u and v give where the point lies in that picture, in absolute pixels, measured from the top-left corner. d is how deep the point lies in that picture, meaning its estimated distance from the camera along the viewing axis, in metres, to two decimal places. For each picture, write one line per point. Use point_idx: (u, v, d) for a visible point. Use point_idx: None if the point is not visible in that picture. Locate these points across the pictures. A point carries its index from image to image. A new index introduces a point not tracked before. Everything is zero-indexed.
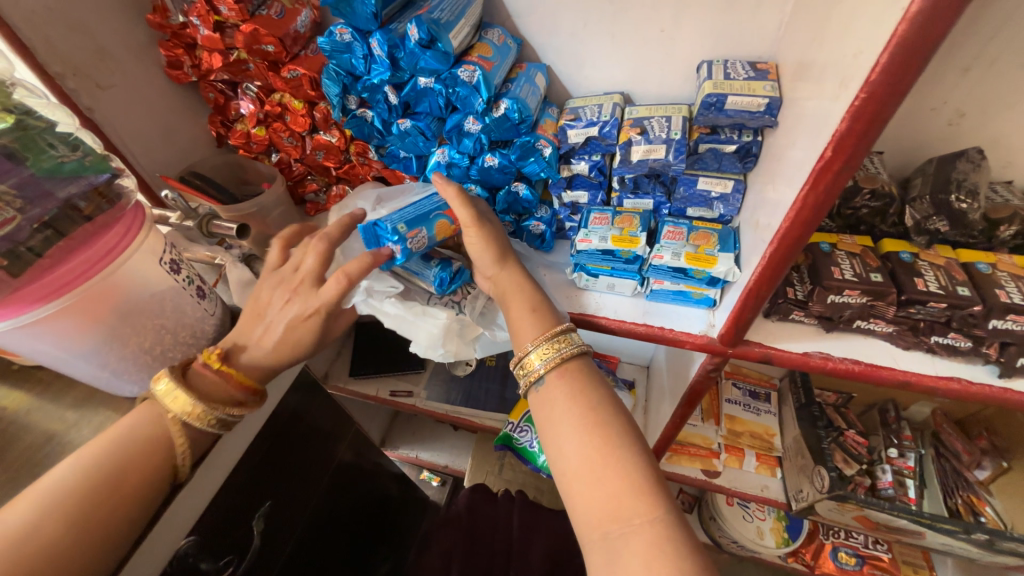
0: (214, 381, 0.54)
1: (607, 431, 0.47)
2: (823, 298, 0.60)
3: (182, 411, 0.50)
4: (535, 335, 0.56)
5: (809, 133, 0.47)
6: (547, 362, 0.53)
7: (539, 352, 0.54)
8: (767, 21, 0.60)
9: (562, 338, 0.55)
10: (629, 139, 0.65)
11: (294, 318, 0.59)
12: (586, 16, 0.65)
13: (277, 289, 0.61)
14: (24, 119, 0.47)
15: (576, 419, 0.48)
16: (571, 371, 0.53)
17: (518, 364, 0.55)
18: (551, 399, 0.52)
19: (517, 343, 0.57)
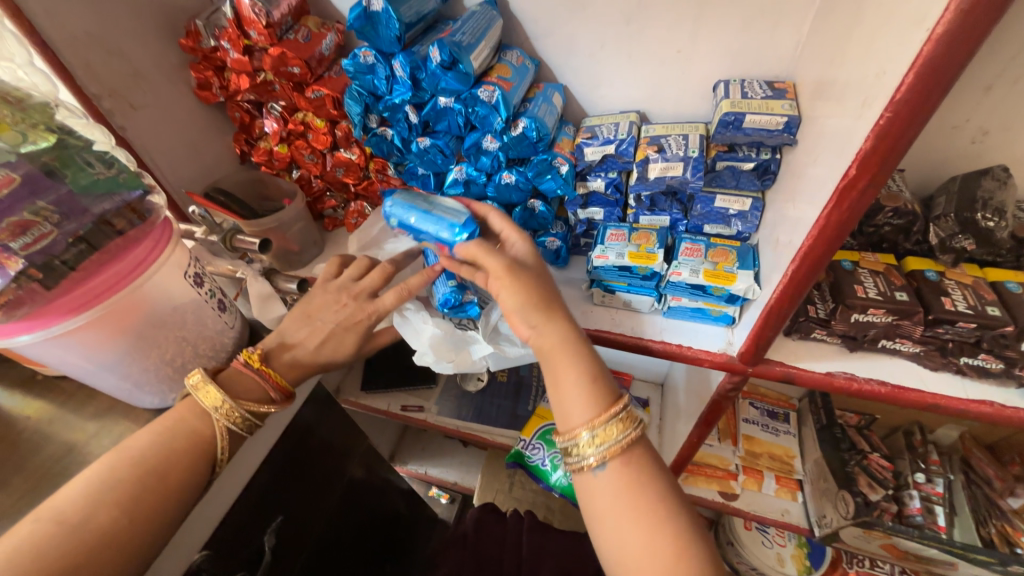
0: (252, 383, 0.61)
1: (672, 534, 0.45)
2: (846, 316, 0.59)
3: (212, 405, 0.55)
4: (590, 412, 0.50)
5: (831, 150, 0.47)
6: (608, 446, 0.49)
7: (598, 437, 0.49)
8: (784, 43, 0.61)
9: (621, 422, 0.49)
10: (646, 157, 0.66)
11: (342, 321, 0.68)
12: (603, 37, 0.66)
13: (324, 296, 0.70)
14: (64, 139, 0.49)
15: (642, 521, 0.46)
16: (628, 459, 0.50)
17: (572, 440, 0.50)
18: (608, 489, 0.48)
19: (566, 418, 0.52)
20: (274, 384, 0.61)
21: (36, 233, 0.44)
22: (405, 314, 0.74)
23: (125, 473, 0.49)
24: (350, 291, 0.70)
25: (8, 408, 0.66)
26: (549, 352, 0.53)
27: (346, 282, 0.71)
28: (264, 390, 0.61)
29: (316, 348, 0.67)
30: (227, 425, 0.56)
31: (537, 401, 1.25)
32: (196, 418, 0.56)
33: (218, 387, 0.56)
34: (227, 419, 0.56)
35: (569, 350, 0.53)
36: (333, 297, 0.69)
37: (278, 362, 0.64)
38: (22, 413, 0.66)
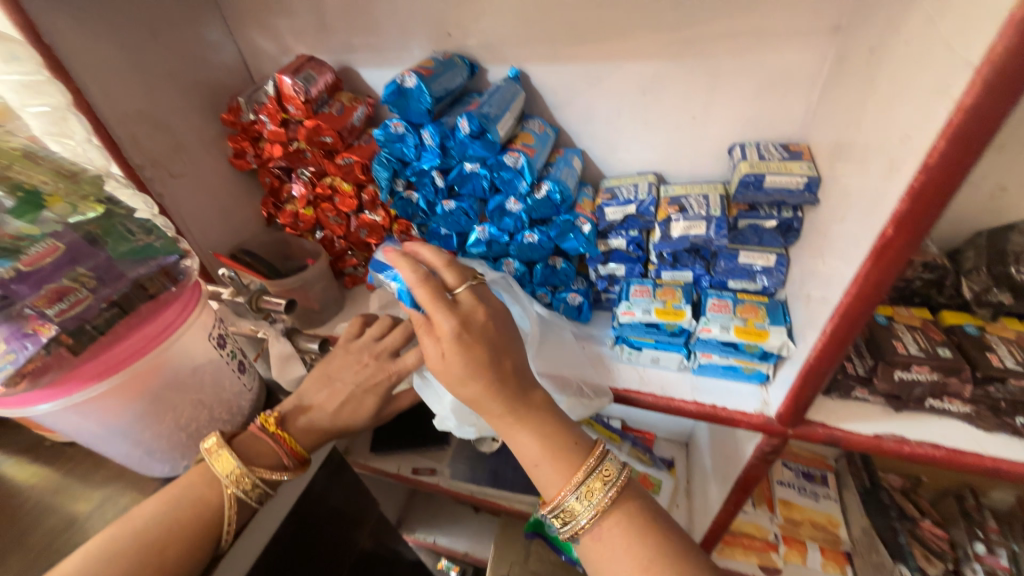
0: (266, 447, 0.61)
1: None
2: (889, 374, 0.57)
3: (224, 471, 0.55)
4: (566, 476, 0.48)
5: (859, 210, 0.47)
6: (594, 509, 0.47)
7: (578, 498, 0.48)
8: (794, 109, 0.64)
9: (597, 476, 0.48)
10: (668, 216, 0.67)
11: (363, 382, 0.67)
12: (620, 106, 0.71)
13: (344, 358, 0.69)
14: (111, 208, 0.50)
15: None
16: (618, 516, 0.47)
17: (556, 512, 0.48)
18: (606, 558, 0.46)
19: (542, 487, 0.50)
20: (286, 449, 0.61)
21: (72, 299, 0.45)
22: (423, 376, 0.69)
23: (127, 549, 0.49)
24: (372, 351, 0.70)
25: (11, 475, 0.63)
26: (507, 431, 0.51)
27: (367, 342, 0.71)
28: (276, 455, 0.60)
29: (336, 411, 0.66)
30: (237, 491, 0.56)
31: None
32: (205, 485, 0.56)
33: (231, 452, 0.57)
34: (236, 485, 0.56)
35: (531, 412, 0.51)
36: (355, 358, 0.69)
37: (295, 426, 0.64)
38: (26, 481, 0.63)
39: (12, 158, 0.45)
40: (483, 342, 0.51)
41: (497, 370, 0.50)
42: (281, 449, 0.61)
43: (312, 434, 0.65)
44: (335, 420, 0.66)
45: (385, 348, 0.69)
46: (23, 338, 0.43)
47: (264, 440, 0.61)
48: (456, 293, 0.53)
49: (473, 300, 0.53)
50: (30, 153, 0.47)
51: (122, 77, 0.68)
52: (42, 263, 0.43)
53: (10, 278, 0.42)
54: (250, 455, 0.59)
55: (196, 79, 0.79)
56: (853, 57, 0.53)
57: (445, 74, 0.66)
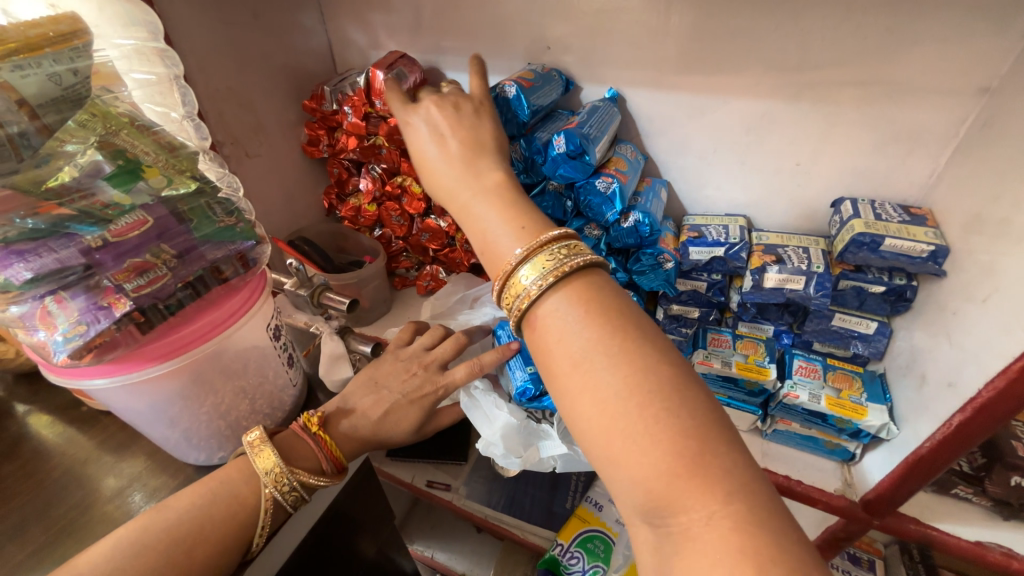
0: (307, 448, 0.53)
1: (645, 410, 0.29)
2: (1004, 478, 0.51)
3: (263, 469, 0.49)
4: (516, 246, 0.39)
5: (1019, 294, 0.41)
6: (539, 283, 0.35)
7: (524, 270, 0.37)
8: (918, 170, 0.58)
9: (552, 250, 0.37)
10: (761, 265, 0.61)
11: (408, 393, 0.60)
12: (718, 142, 0.67)
13: (398, 364, 0.63)
14: (202, 186, 0.48)
15: (595, 387, 0.31)
16: (572, 295, 0.35)
17: (505, 291, 0.38)
18: (551, 348, 0.34)
19: (494, 265, 0.40)
20: (328, 452, 0.54)
21: (151, 276, 0.43)
22: (472, 393, 0.65)
23: (162, 542, 0.43)
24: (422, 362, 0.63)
25: (46, 438, 0.61)
26: (462, 207, 0.45)
27: (417, 351, 0.64)
28: (316, 457, 0.53)
29: (379, 422, 0.58)
30: (274, 493, 0.49)
31: (577, 498, 1.03)
32: (242, 480, 0.49)
33: (273, 448, 0.50)
34: (274, 486, 0.49)
35: (479, 182, 0.45)
36: (402, 366, 0.63)
37: (337, 431, 0.56)
38: (58, 447, 0.60)
39: (120, 124, 0.43)
40: (440, 124, 0.50)
41: (444, 148, 0.48)
42: (321, 451, 0.53)
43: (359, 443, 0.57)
44: (375, 434, 0.58)
45: (439, 360, 0.63)
46: (97, 311, 0.41)
47: (306, 439, 0.54)
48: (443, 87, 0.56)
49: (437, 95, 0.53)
50: (136, 121, 0.45)
51: (220, 53, 0.68)
52: (128, 236, 0.42)
53: (95, 247, 0.40)
54: (291, 455, 0.52)
55: (284, 63, 0.78)
56: (1009, 123, 0.48)
57: (544, 88, 0.64)
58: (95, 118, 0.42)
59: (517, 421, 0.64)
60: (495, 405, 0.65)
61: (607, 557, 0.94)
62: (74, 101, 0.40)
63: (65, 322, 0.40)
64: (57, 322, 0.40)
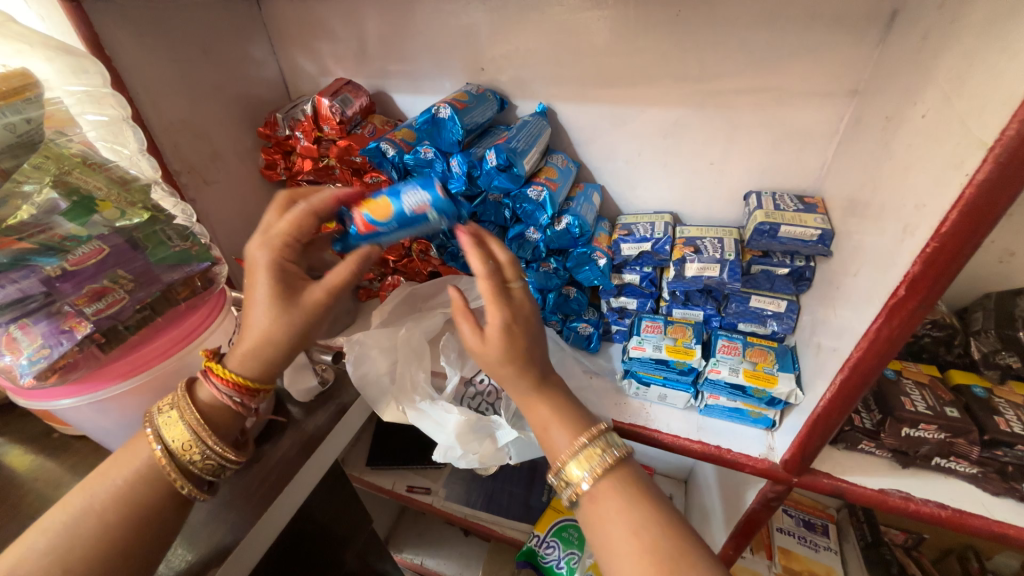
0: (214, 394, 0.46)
1: (687, 564, 0.37)
2: (896, 430, 0.57)
3: (166, 439, 0.44)
4: (570, 436, 0.46)
5: (873, 265, 0.48)
6: (593, 472, 0.43)
7: (580, 460, 0.44)
8: (810, 163, 0.66)
9: (605, 441, 0.45)
10: (682, 256, 0.69)
11: (264, 301, 0.44)
12: (641, 146, 0.73)
13: (256, 252, 0.46)
14: (155, 215, 0.52)
15: (651, 554, 0.38)
16: (620, 477, 0.44)
17: (558, 476, 0.45)
18: (610, 524, 0.41)
19: (551, 448, 0.46)
20: (249, 395, 0.46)
21: (109, 299, 0.47)
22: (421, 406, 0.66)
23: (114, 530, 0.40)
24: (273, 254, 0.46)
25: (16, 465, 0.62)
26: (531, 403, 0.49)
27: (270, 231, 0.47)
28: (235, 407, 0.47)
29: (266, 328, 0.43)
30: (178, 465, 0.44)
31: (553, 491, 1.09)
32: (147, 448, 0.45)
33: (187, 420, 0.45)
34: (180, 457, 0.44)
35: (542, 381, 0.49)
36: (253, 254, 0.46)
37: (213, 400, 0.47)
38: (30, 474, 0.62)
39: (72, 164, 0.47)
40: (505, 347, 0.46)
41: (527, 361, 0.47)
42: (238, 401, 0.46)
43: (253, 361, 0.45)
44: (266, 344, 0.44)
45: (286, 240, 0.47)
46: (60, 334, 0.45)
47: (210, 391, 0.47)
48: (513, 288, 0.49)
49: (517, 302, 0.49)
50: (88, 160, 0.49)
51: (173, 89, 0.72)
52: (86, 264, 0.46)
53: (55, 277, 0.44)
54: (205, 416, 0.46)
55: (238, 93, 0.83)
56: (867, 119, 0.55)
57: (477, 108, 0.70)
58: (48, 160, 0.46)
59: (467, 414, 0.65)
60: (442, 407, 0.65)
61: (581, 544, 0.97)
62: (28, 146, 0.45)
63: (30, 346, 0.44)
64: (22, 347, 0.44)
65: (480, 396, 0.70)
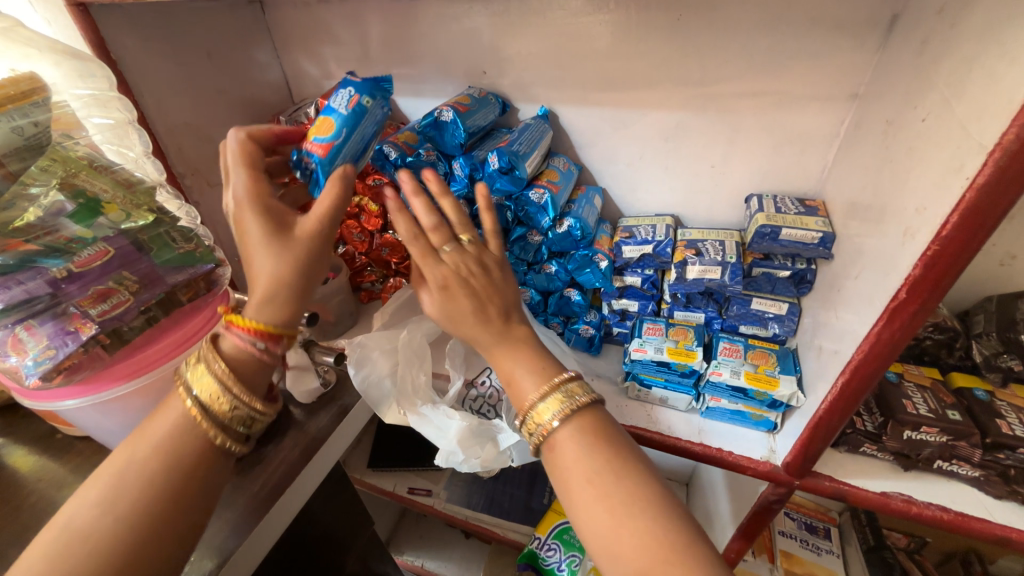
0: (239, 345, 0.44)
1: (646, 510, 0.37)
2: (898, 433, 0.57)
3: (196, 392, 0.42)
4: (537, 382, 0.45)
5: (874, 268, 0.48)
6: (559, 417, 0.42)
7: (547, 405, 0.43)
8: (811, 166, 0.66)
9: (572, 387, 0.44)
10: (684, 258, 0.69)
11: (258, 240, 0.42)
12: (642, 149, 0.74)
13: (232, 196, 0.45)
14: (159, 217, 0.53)
15: (609, 499, 0.38)
16: (585, 423, 0.43)
17: (526, 419, 0.44)
18: (568, 467, 0.41)
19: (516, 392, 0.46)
20: (271, 340, 0.44)
21: (113, 301, 0.47)
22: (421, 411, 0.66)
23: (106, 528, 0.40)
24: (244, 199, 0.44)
25: (18, 467, 0.62)
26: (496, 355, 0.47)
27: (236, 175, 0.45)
28: (261, 357, 0.45)
29: (269, 267, 0.42)
30: (213, 420, 0.42)
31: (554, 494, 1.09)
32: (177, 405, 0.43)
33: (215, 372, 0.43)
34: (211, 409, 0.42)
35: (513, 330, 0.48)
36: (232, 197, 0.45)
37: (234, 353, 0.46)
38: (32, 475, 0.62)
39: (78, 166, 0.47)
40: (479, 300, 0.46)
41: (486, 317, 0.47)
42: (262, 349, 0.44)
43: (270, 306, 0.43)
44: (278, 285, 0.42)
45: (251, 180, 0.45)
46: (65, 335, 0.45)
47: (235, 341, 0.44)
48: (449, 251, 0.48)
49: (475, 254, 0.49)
50: (94, 163, 0.50)
51: (178, 91, 0.73)
52: (92, 265, 0.46)
53: (61, 278, 0.45)
54: (233, 367, 0.44)
55: (241, 96, 0.83)
56: (868, 123, 0.56)
57: (479, 111, 0.70)
58: (55, 163, 0.46)
59: (469, 419, 0.65)
60: (443, 412, 0.65)
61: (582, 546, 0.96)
62: (36, 148, 0.45)
63: (35, 347, 0.44)
64: (28, 348, 0.44)
65: (481, 398, 0.71)
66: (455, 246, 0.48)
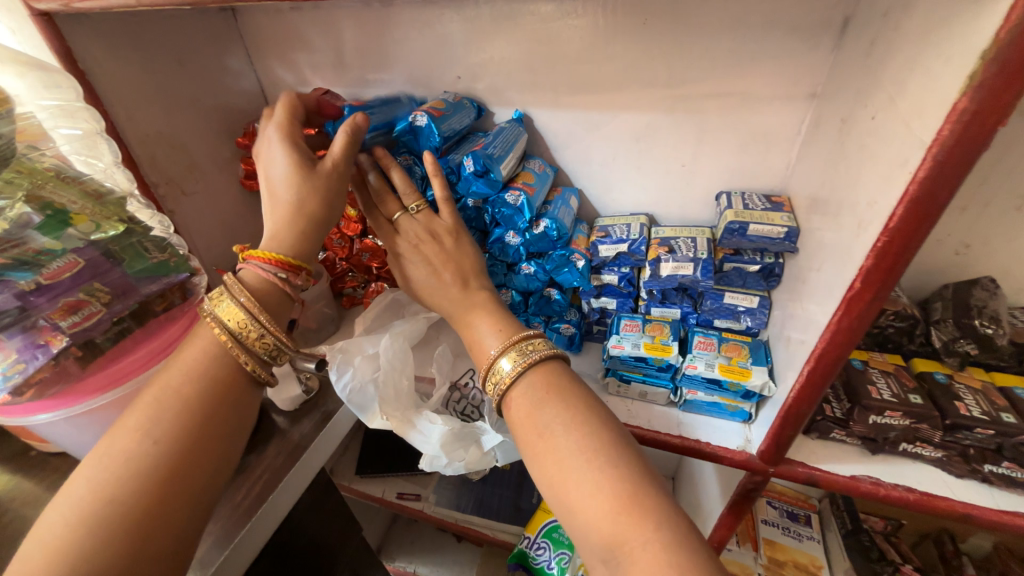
0: (260, 278, 0.51)
1: (589, 448, 0.41)
2: (864, 417, 0.59)
3: (223, 318, 0.47)
4: (499, 341, 0.53)
5: (834, 260, 0.50)
6: (513, 369, 0.48)
7: (506, 359, 0.50)
8: (776, 163, 0.68)
9: (530, 344, 0.51)
10: (657, 256, 0.71)
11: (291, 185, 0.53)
12: (615, 151, 0.76)
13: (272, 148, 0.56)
14: (131, 227, 0.53)
15: (555, 450, 0.42)
16: (539, 378, 0.48)
17: (488, 377, 0.51)
18: (523, 422, 0.46)
19: (483, 359, 0.53)
20: (293, 272, 0.52)
21: (85, 312, 0.47)
22: (404, 417, 0.66)
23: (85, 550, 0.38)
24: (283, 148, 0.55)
25: None
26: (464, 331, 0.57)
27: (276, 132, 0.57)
28: (280, 287, 0.52)
29: (300, 201, 0.53)
30: (243, 345, 0.47)
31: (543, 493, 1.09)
32: (206, 339, 0.48)
33: (238, 303, 0.48)
34: (240, 334, 0.47)
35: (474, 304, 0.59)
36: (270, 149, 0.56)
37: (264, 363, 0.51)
38: (4, 495, 0.60)
39: (46, 178, 0.47)
40: (433, 261, 0.61)
41: (439, 279, 0.60)
42: (284, 277, 0.51)
43: (291, 238, 0.52)
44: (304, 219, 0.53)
45: (291, 133, 0.57)
46: (35, 348, 0.45)
47: (254, 276, 0.51)
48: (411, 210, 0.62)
49: (421, 224, 0.62)
50: (62, 174, 0.49)
51: (149, 101, 0.72)
52: (61, 277, 0.46)
53: (29, 291, 0.44)
54: (257, 297, 0.50)
55: (215, 104, 0.83)
56: (826, 121, 0.58)
57: (454, 116, 0.71)
58: (22, 175, 0.46)
59: (452, 423, 0.66)
60: (427, 417, 0.66)
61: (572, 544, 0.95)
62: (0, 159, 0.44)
63: (4, 361, 0.44)
64: None
65: (465, 400, 0.72)
66: (405, 213, 0.62)
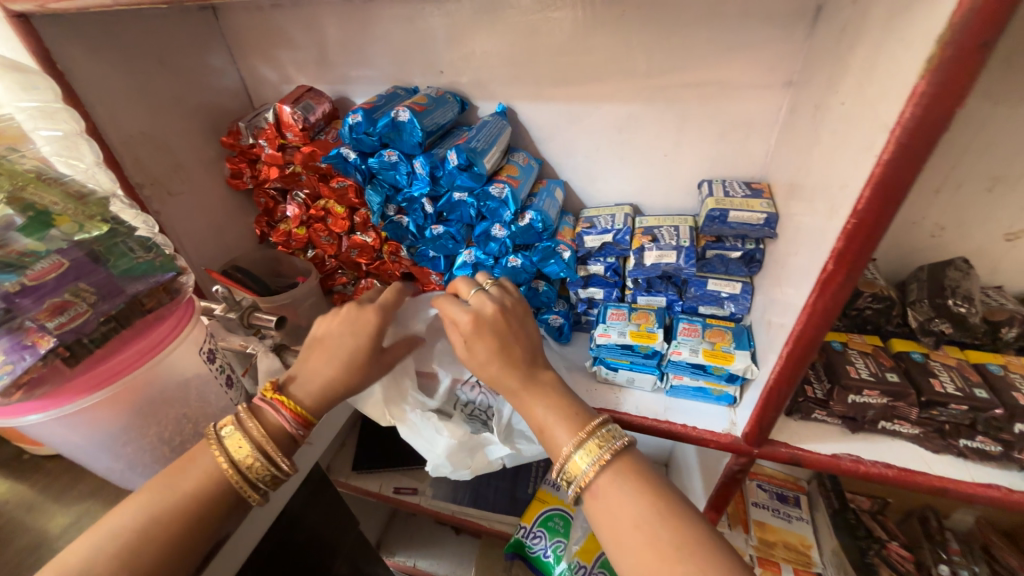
0: (276, 423, 0.50)
1: (687, 546, 0.39)
2: (844, 397, 0.61)
3: (234, 456, 0.46)
4: (568, 432, 0.48)
5: (809, 244, 0.52)
6: (597, 464, 0.45)
7: (583, 452, 0.46)
8: (755, 151, 0.70)
9: (606, 433, 0.47)
10: (641, 245, 0.72)
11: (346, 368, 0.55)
12: (597, 143, 0.76)
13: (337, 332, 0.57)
14: (114, 227, 0.53)
15: (653, 547, 0.39)
16: (622, 469, 0.45)
17: (562, 471, 0.46)
18: (611, 517, 0.43)
19: (551, 445, 0.49)
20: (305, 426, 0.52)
21: (72, 313, 0.47)
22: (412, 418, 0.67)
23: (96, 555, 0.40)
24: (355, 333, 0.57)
25: None
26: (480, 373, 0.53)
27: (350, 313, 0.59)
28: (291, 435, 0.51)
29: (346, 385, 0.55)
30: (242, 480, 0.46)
31: (538, 483, 1.11)
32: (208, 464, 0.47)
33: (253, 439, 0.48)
34: (243, 469, 0.47)
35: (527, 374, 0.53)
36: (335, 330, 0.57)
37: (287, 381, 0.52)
38: None
39: (25, 179, 0.47)
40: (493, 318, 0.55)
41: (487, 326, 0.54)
42: (298, 432, 0.51)
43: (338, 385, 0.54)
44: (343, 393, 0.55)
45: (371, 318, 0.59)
46: (22, 349, 0.45)
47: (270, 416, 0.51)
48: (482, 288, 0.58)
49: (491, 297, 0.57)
50: (42, 175, 0.50)
51: (131, 101, 0.72)
52: (45, 279, 0.46)
53: (14, 292, 0.44)
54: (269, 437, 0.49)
55: (199, 103, 0.83)
56: (801, 108, 0.59)
57: (437, 110, 0.71)
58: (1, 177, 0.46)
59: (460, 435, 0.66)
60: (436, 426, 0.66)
61: (567, 531, 0.97)
62: None
63: None
64: None
65: (472, 405, 0.70)
66: (479, 289, 0.59)
